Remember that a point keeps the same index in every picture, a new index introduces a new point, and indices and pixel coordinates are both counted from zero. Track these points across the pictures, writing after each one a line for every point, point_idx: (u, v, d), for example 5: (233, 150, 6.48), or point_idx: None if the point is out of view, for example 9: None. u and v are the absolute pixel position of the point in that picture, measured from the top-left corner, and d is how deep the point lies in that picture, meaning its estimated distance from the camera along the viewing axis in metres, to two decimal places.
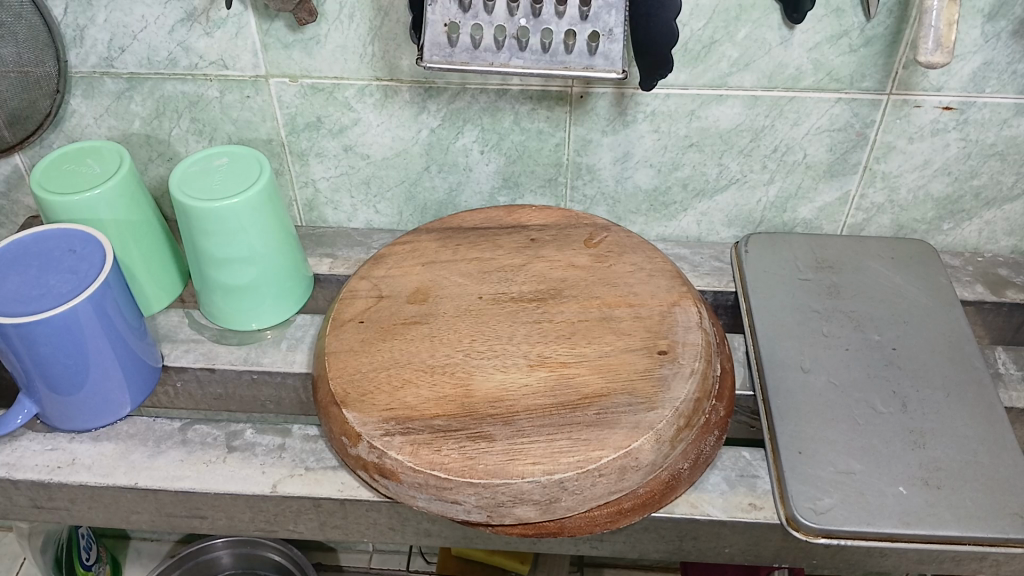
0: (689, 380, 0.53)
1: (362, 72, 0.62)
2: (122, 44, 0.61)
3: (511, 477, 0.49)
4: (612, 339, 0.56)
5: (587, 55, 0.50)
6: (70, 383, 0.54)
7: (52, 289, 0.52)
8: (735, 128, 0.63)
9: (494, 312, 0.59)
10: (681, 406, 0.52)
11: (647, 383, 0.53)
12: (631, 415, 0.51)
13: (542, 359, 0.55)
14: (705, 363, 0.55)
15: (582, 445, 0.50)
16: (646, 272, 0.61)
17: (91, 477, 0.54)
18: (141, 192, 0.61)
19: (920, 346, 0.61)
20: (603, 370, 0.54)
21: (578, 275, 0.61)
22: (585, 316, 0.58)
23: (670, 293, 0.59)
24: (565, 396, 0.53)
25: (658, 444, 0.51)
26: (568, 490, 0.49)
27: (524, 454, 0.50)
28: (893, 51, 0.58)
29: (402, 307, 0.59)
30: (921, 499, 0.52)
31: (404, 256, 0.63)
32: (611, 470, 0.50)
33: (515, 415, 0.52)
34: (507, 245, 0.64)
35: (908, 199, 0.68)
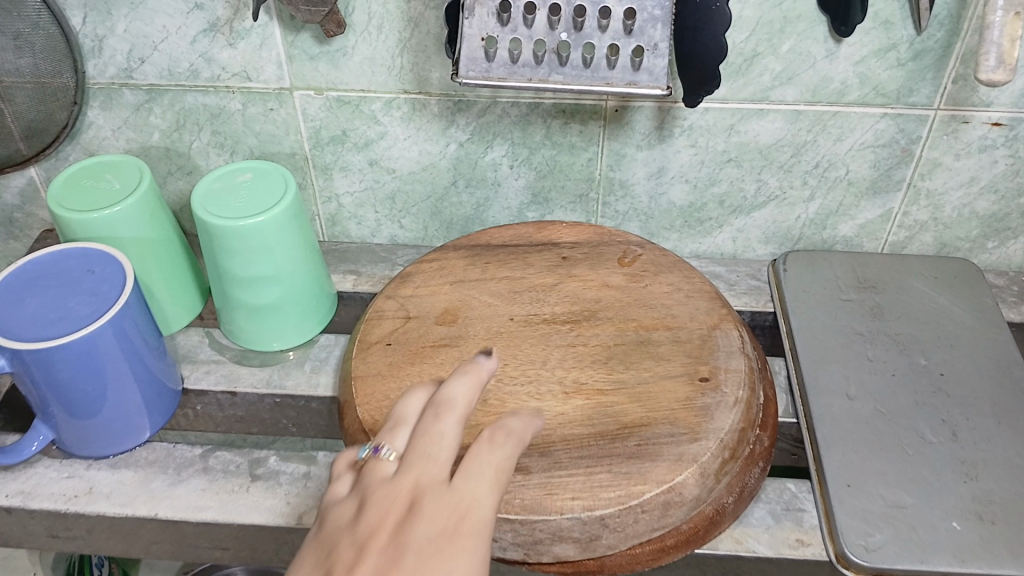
0: (733, 410, 0.51)
1: (390, 85, 0.60)
2: (142, 55, 0.59)
3: (549, 513, 0.47)
4: (651, 365, 0.54)
5: (630, 70, 0.47)
6: (89, 409, 0.52)
7: (71, 312, 0.50)
8: (776, 143, 0.61)
9: (526, 334, 0.56)
10: (725, 437, 0.50)
11: (689, 413, 0.51)
12: (673, 447, 0.49)
13: (577, 385, 0.53)
14: (749, 391, 0.53)
15: (623, 479, 0.48)
16: (683, 293, 0.59)
17: (109, 507, 0.53)
18: (162, 208, 0.59)
19: (969, 371, 0.59)
20: (642, 398, 0.52)
21: (613, 296, 0.59)
22: (621, 340, 0.56)
23: (710, 316, 0.57)
24: (603, 425, 0.51)
25: (703, 479, 0.49)
26: (609, 527, 0.47)
27: (561, 487, 0.48)
28: (943, 65, 0.56)
29: (430, 329, 0.57)
30: (975, 535, 0.50)
31: (432, 274, 0.61)
32: (654, 506, 0.47)
33: (552, 445, 0.50)
34: (539, 263, 0.62)
35: (952, 217, 0.65)
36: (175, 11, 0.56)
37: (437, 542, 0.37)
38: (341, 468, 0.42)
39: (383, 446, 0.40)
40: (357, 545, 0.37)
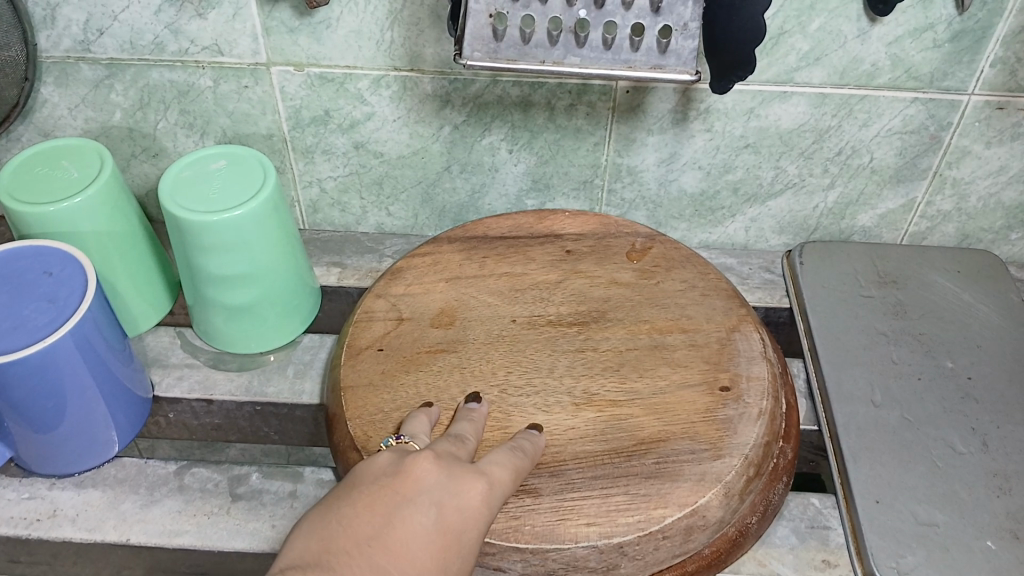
0: (758, 423, 0.47)
1: (378, 61, 0.54)
2: (101, 26, 0.53)
3: (563, 542, 0.42)
4: (667, 372, 0.50)
5: (657, 53, 0.42)
6: (48, 425, 0.47)
7: (25, 321, 0.44)
8: (798, 128, 0.56)
9: (530, 338, 0.52)
10: (751, 453, 0.46)
11: (710, 427, 0.47)
12: (694, 465, 0.45)
13: (588, 397, 0.49)
14: (773, 400, 0.49)
15: (643, 504, 0.44)
16: (698, 292, 0.54)
17: (75, 533, 0.48)
18: (125, 198, 0.53)
19: (998, 375, 0.55)
20: (659, 411, 0.48)
21: (623, 295, 0.54)
22: (633, 344, 0.52)
23: (727, 317, 0.53)
24: (618, 441, 0.46)
25: (728, 500, 0.45)
26: (628, 556, 0.43)
27: (575, 512, 0.43)
28: (982, 47, 0.51)
29: (427, 333, 0.52)
30: (1011, 556, 0.47)
31: (425, 270, 0.56)
32: (676, 532, 0.44)
33: (563, 465, 0.45)
34: (541, 258, 0.57)
35: (977, 207, 0.62)
36: None
37: (452, 502, 0.38)
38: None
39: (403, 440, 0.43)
40: (380, 489, 0.37)
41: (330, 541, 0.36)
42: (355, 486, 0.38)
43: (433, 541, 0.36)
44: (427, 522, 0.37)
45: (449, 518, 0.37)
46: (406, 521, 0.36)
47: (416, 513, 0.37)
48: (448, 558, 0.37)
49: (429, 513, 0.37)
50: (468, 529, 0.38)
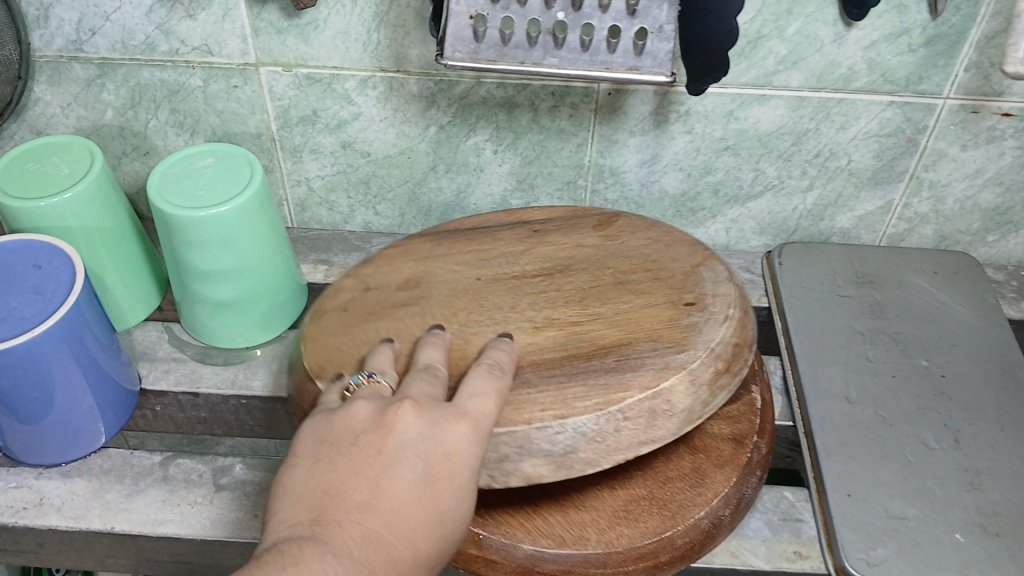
0: (724, 325, 0.45)
1: (365, 62, 0.55)
2: (93, 26, 0.54)
3: (516, 424, 0.41)
4: (630, 296, 0.47)
5: (633, 54, 0.43)
6: (36, 416, 0.47)
7: (13, 313, 0.45)
8: (776, 130, 0.57)
9: (495, 290, 0.49)
10: (716, 347, 0.44)
11: (673, 329, 0.45)
12: (656, 357, 0.43)
13: (549, 320, 0.46)
14: (741, 313, 0.46)
15: (600, 388, 0.42)
16: (665, 243, 0.51)
17: (61, 521, 0.48)
18: (115, 195, 0.54)
19: (972, 374, 0.56)
20: (619, 322, 0.45)
21: (589, 249, 0.51)
22: (595, 283, 0.48)
23: (692, 257, 0.50)
24: (579, 349, 0.44)
25: (693, 387, 0.42)
26: (588, 439, 0.41)
27: (528, 402, 0.42)
28: (956, 51, 0.52)
29: (388, 286, 0.50)
30: (979, 549, 0.48)
31: (397, 254, 0.53)
32: (638, 413, 0.41)
33: (521, 367, 0.43)
34: (508, 229, 0.54)
35: (954, 209, 0.63)
36: None
37: (438, 453, 0.37)
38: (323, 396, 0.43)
39: (367, 373, 0.42)
40: (366, 450, 0.37)
41: (319, 509, 0.36)
42: (338, 443, 0.37)
43: (426, 494, 0.37)
44: (416, 479, 0.36)
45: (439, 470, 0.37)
46: (396, 480, 0.36)
47: (406, 472, 0.36)
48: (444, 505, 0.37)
49: (419, 468, 0.37)
50: (461, 474, 0.38)
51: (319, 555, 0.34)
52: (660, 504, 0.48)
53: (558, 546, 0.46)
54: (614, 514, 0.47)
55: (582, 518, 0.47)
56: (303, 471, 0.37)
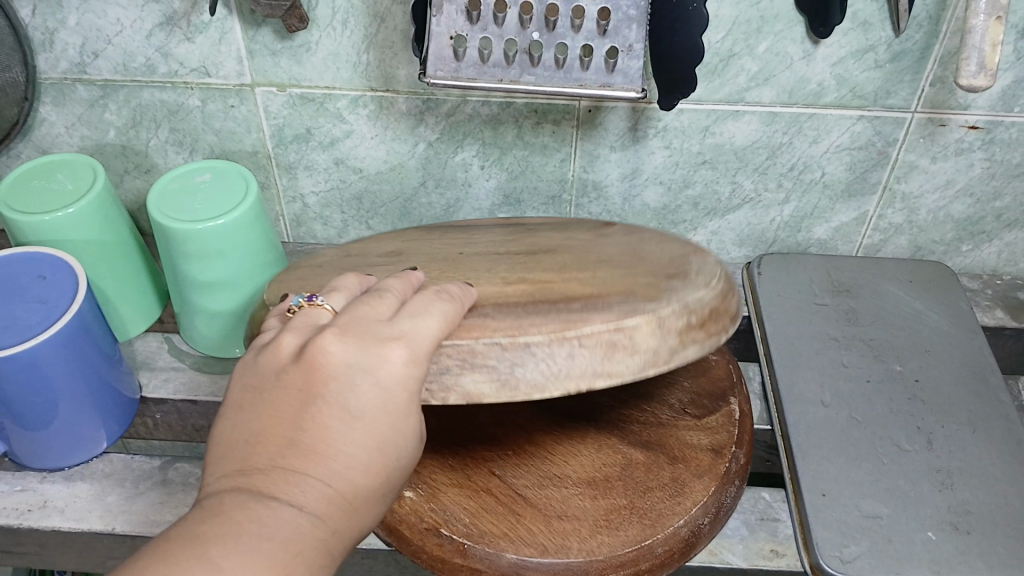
0: (697, 282, 0.41)
1: (355, 82, 0.57)
2: (96, 49, 0.56)
3: (460, 338, 0.37)
4: (610, 267, 0.42)
5: (604, 72, 0.46)
6: (39, 421, 0.49)
7: (18, 321, 0.48)
8: (751, 144, 0.60)
9: (472, 260, 0.46)
10: (692, 302, 0.38)
11: (641, 283, 0.40)
12: (622, 302, 0.38)
13: (520, 279, 0.42)
14: (720, 282, 0.42)
15: (558, 318, 0.37)
16: (643, 232, 0.49)
17: (63, 522, 0.50)
18: (116, 211, 0.56)
19: (944, 379, 0.58)
20: (584, 272, 0.42)
21: (574, 240, 0.48)
22: (576, 260, 0.44)
23: (671, 241, 0.47)
24: (545, 296, 0.40)
25: (660, 328, 0.37)
26: (535, 360, 0.36)
27: (478, 323, 0.38)
28: (921, 67, 0.55)
29: (367, 254, 0.49)
30: (951, 546, 0.48)
31: (382, 236, 0.52)
32: (594, 341, 0.36)
33: (480, 303, 0.39)
34: (493, 227, 0.53)
35: (927, 219, 0.65)
36: (129, 3, 0.54)
37: (367, 378, 0.35)
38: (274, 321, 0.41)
39: (318, 296, 0.40)
40: (290, 391, 0.35)
41: (243, 463, 0.34)
42: (263, 384, 0.36)
43: (358, 424, 0.35)
44: (344, 411, 0.35)
45: (370, 397, 0.35)
46: (322, 417, 0.35)
47: (331, 406, 0.35)
48: (381, 431, 0.35)
49: (346, 399, 0.35)
50: (396, 398, 0.35)
51: (244, 506, 0.33)
52: (641, 512, 0.48)
53: (540, 554, 0.46)
54: (596, 523, 0.47)
55: (564, 526, 0.47)
56: (232, 419, 0.36)
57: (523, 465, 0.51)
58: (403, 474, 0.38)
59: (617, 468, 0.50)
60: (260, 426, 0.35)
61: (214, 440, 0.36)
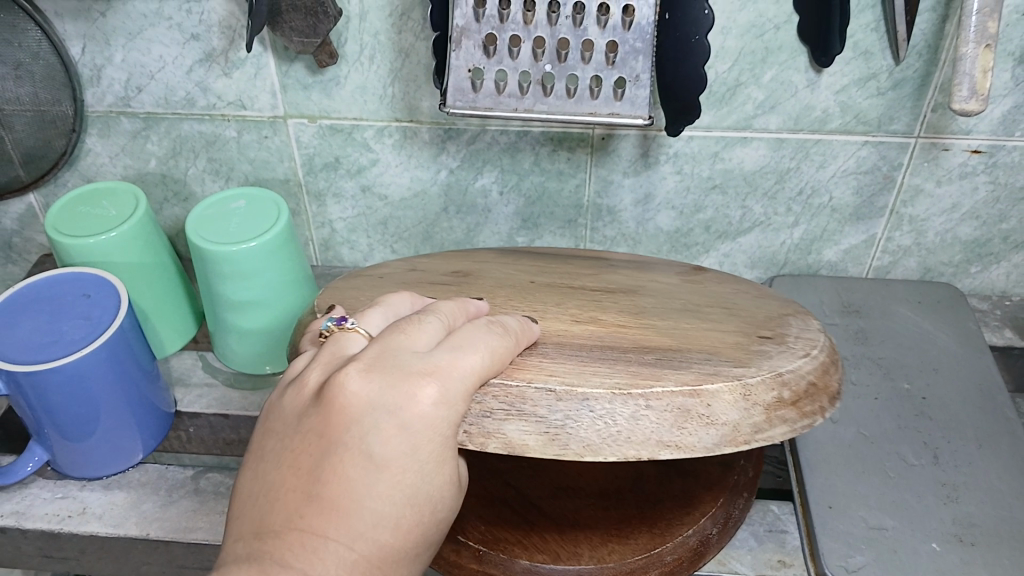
0: (801, 358, 0.39)
1: (381, 113, 0.61)
2: (139, 84, 0.60)
3: (512, 381, 0.37)
4: (700, 321, 0.42)
5: (613, 100, 0.49)
6: (81, 431, 0.53)
7: (64, 336, 0.51)
8: (760, 170, 0.62)
9: (545, 289, 0.46)
10: (782, 374, 0.38)
11: (737, 349, 0.39)
12: (707, 365, 0.38)
13: (593, 317, 0.42)
14: (826, 358, 0.41)
15: (626, 372, 0.37)
16: (753, 293, 0.48)
17: (101, 527, 0.53)
18: (155, 235, 0.60)
19: (952, 396, 0.59)
20: (677, 327, 0.41)
21: (657, 283, 0.48)
22: (660, 304, 0.44)
23: (779, 308, 0.45)
24: (620, 342, 0.39)
25: (743, 402, 0.37)
26: (592, 415, 0.36)
27: (532, 366, 0.38)
28: (922, 94, 0.57)
29: (433, 274, 0.49)
30: (955, 557, 0.49)
31: (448, 255, 0.53)
32: (662, 401, 0.36)
33: (542, 343, 0.39)
34: (572, 257, 0.53)
35: (935, 242, 0.67)
36: (172, 41, 0.58)
37: (390, 422, 0.36)
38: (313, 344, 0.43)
39: (347, 320, 0.41)
40: (310, 445, 0.37)
41: (261, 524, 0.36)
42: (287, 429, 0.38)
43: (381, 472, 0.36)
44: (362, 463, 0.36)
45: (393, 442, 0.36)
46: (339, 472, 0.36)
47: (351, 456, 0.36)
48: (405, 479, 0.36)
49: (366, 447, 0.36)
50: (422, 442, 0.36)
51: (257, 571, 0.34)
52: (651, 522, 0.50)
53: (553, 561, 0.47)
54: (607, 532, 0.49)
55: (576, 535, 0.49)
56: (257, 471, 0.38)
57: (538, 477, 0.53)
58: (444, 510, 0.39)
59: (628, 481, 0.52)
60: (283, 475, 0.37)
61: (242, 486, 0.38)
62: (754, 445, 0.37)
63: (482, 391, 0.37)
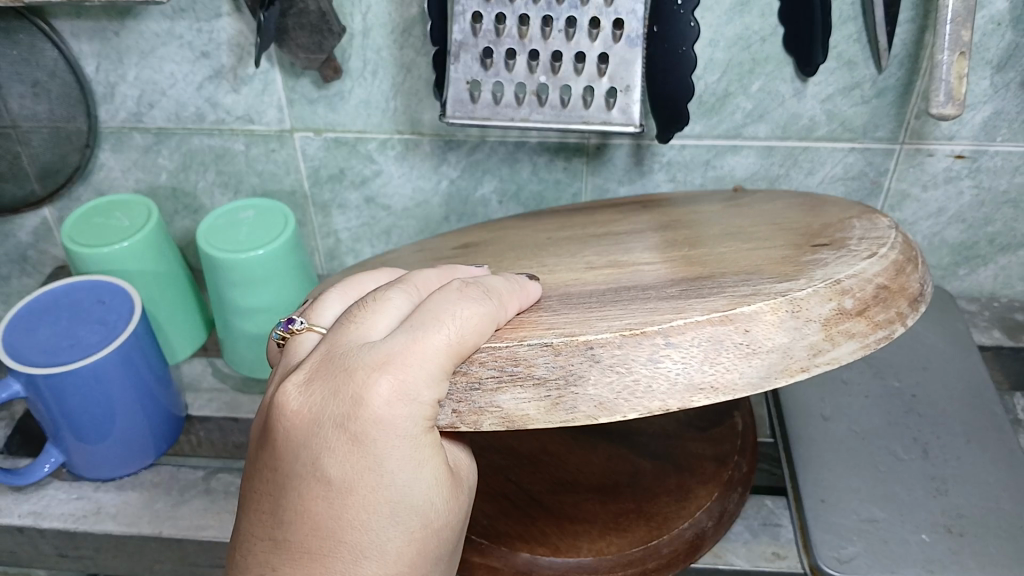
0: (865, 261, 0.35)
1: (384, 126, 0.63)
2: (151, 100, 0.63)
3: (500, 340, 0.34)
4: (740, 242, 0.40)
5: (605, 109, 0.51)
6: (97, 433, 0.55)
7: (81, 340, 0.53)
8: (750, 177, 0.64)
9: (565, 244, 0.46)
10: (842, 280, 0.34)
11: (786, 264, 0.36)
12: (744, 287, 0.34)
13: (609, 263, 0.40)
14: (899, 257, 0.37)
15: (643, 312, 0.33)
16: (814, 207, 0.45)
17: (116, 526, 0.55)
18: (167, 244, 0.62)
19: (941, 394, 0.61)
20: (712, 253, 0.39)
21: (695, 215, 0.47)
22: (694, 234, 0.43)
23: (842, 214, 0.42)
24: (633, 282, 0.37)
25: (793, 321, 0.33)
26: (600, 364, 0.32)
27: (530, 323, 0.35)
28: (905, 101, 0.59)
29: (441, 254, 0.51)
30: (944, 546, 0.51)
31: (468, 232, 0.55)
32: (689, 335, 0.32)
33: (546, 300, 0.37)
34: (605, 208, 0.54)
35: (923, 245, 0.68)
36: (183, 58, 0.60)
37: (343, 438, 0.34)
38: (277, 356, 0.42)
39: (296, 320, 0.40)
40: (279, 474, 0.36)
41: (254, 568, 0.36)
42: (261, 460, 0.37)
43: (347, 495, 0.35)
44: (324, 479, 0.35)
45: (352, 460, 0.34)
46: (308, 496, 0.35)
47: (316, 480, 0.35)
48: (376, 490, 0.35)
49: (326, 470, 0.35)
50: (383, 452, 0.34)
51: None
52: (648, 516, 0.51)
53: (553, 554, 0.49)
54: (605, 525, 0.51)
55: (575, 528, 0.50)
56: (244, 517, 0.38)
57: (538, 473, 0.55)
58: (441, 520, 0.37)
59: (626, 475, 0.54)
60: (263, 517, 0.37)
61: (236, 531, 0.38)
62: (815, 371, 0.33)
63: (467, 362, 0.34)
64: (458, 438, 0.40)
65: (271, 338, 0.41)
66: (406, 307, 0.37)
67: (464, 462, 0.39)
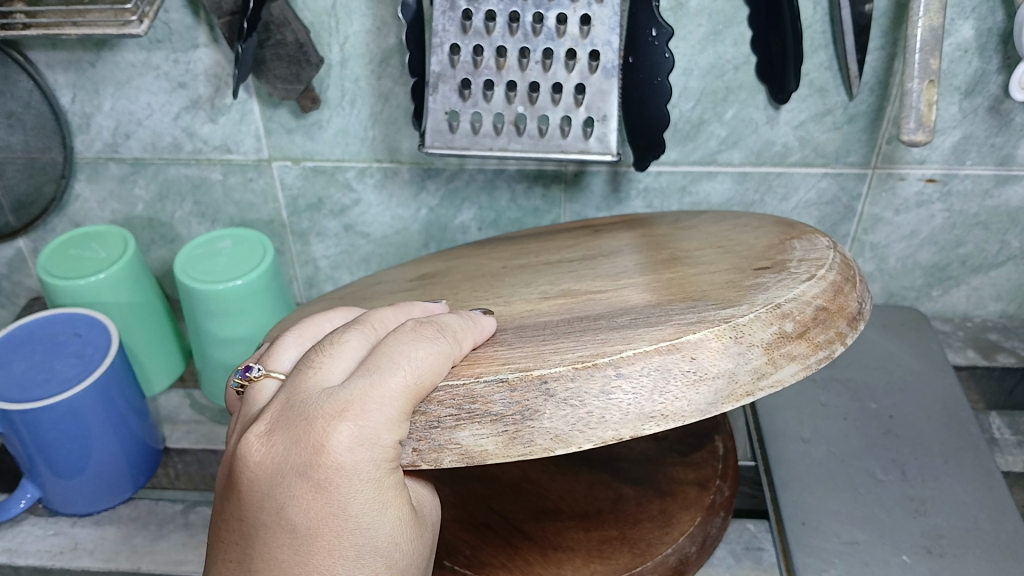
0: (803, 284, 0.36)
1: (363, 155, 0.63)
2: (127, 131, 0.62)
3: (458, 378, 0.34)
4: (692, 266, 0.40)
5: (582, 139, 0.52)
6: (73, 468, 0.54)
7: (57, 374, 0.52)
8: (726, 203, 0.65)
9: (519, 272, 0.46)
10: (782, 304, 0.34)
11: (730, 288, 0.36)
12: (691, 313, 0.34)
13: (560, 293, 0.41)
14: (837, 278, 0.37)
15: (594, 343, 0.33)
16: (759, 227, 0.45)
17: (93, 562, 0.54)
18: (144, 275, 0.62)
19: (918, 415, 0.62)
20: (664, 279, 0.39)
21: (651, 238, 0.48)
22: (644, 259, 0.43)
23: (783, 234, 0.43)
24: (582, 312, 0.37)
25: (736, 347, 0.33)
26: (554, 399, 0.32)
27: (487, 358, 0.35)
28: (877, 127, 0.60)
29: (401, 286, 0.51)
30: (924, 568, 0.51)
31: (437, 258, 0.56)
32: (635, 367, 0.32)
33: (501, 333, 0.37)
34: (566, 231, 0.55)
35: (897, 267, 0.70)
36: (159, 89, 0.60)
37: (306, 486, 0.34)
38: (237, 403, 0.41)
39: (253, 366, 0.39)
40: (244, 524, 0.36)
41: None
42: (226, 510, 0.37)
43: (313, 541, 0.35)
44: (292, 527, 0.35)
45: (316, 506, 0.34)
46: (273, 546, 0.35)
47: (282, 530, 0.35)
48: (345, 533, 0.35)
49: (291, 518, 0.35)
50: (347, 496, 0.34)
51: None
52: (631, 543, 0.51)
53: None
54: (590, 553, 0.50)
55: (559, 557, 0.50)
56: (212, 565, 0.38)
57: (520, 502, 0.55)
58: (405, 558, 0.37)
59: (609, 502, 0.54)
60: (229, 566, 0.36)
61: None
62: (759, 395, 0.34)
63: (426, 401, 0.34)
64: (418, 474, 0.40)
65: (230, 385, 0.40)
66: (362, 349, 0.37)
67: (428, 498, 0.39)
